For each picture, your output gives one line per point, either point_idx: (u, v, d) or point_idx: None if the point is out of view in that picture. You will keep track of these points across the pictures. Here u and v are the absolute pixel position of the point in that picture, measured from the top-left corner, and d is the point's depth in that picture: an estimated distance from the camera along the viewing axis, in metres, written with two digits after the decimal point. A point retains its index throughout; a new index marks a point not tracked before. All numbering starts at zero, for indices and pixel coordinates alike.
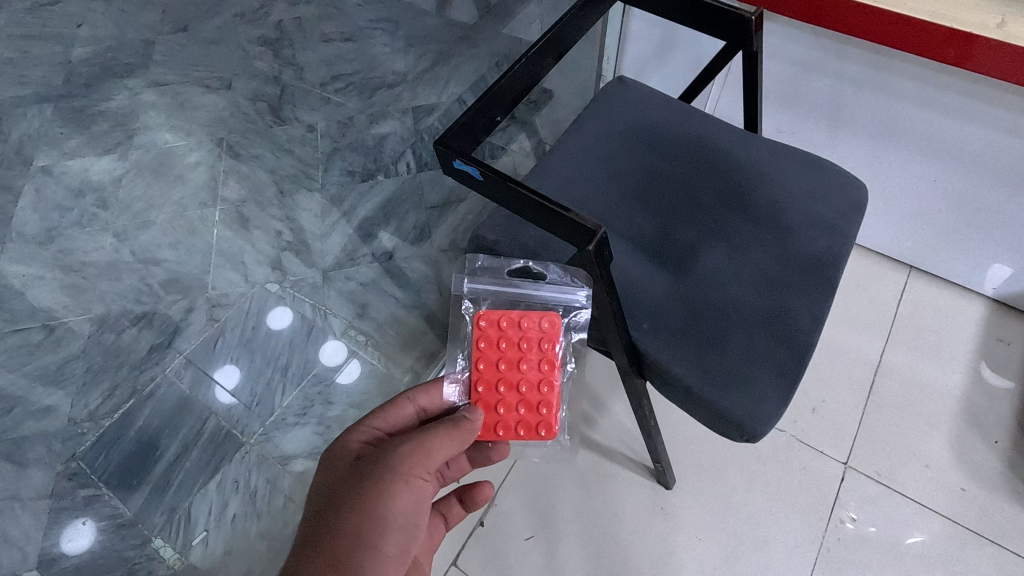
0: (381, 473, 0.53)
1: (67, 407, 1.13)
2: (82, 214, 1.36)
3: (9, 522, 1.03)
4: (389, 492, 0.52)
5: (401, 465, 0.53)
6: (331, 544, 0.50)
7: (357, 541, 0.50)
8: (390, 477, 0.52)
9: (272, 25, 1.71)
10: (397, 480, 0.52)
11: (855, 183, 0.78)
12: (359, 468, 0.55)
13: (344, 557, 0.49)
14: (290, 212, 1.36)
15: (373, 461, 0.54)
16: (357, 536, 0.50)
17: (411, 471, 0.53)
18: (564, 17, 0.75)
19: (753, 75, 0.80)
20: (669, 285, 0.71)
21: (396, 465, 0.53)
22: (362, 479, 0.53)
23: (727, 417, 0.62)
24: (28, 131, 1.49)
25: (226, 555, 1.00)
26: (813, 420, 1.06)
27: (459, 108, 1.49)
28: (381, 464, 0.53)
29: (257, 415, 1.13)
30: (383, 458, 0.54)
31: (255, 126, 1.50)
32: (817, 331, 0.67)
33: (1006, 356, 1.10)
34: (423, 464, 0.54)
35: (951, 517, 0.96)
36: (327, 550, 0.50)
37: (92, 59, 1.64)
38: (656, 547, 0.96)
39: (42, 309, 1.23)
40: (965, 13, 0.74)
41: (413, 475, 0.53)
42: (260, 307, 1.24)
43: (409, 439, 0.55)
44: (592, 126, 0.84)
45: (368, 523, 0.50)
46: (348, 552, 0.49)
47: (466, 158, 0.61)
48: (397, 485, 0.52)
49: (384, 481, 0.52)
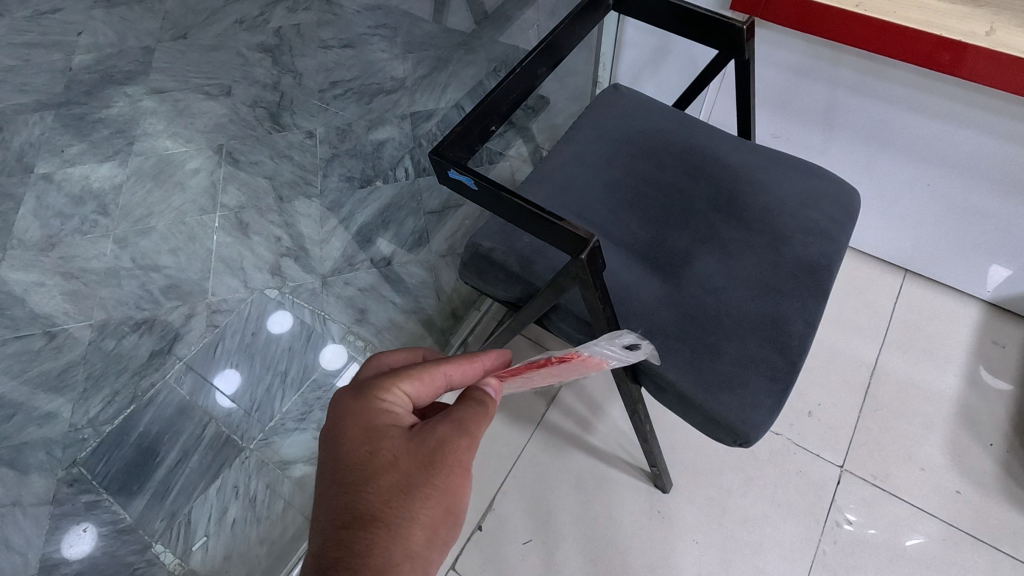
0: (453, 464, 0.49)
1: (68, 413, 1.13)
2: (82, 221, 1.37)
3: (10, 528, 1.03)
4: (459, 485, 0.49)
5: (470, 458, 0.50)
6: (404, 537, 0.45)
7: (430, 535, 0.47)
8: (462, 471, 0.49)
9: (272, 32, 1.72)
10: (466, 473, 0.49)
11: (847, 189, 0.79)
12: (422, 450, 0.49)
13: (420, 552, 0.46)
14: (290, 218, 1.37)
15: (439, 445, 0.49)
16: (430, 530, 0.47)
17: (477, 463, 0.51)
18: (558, 26, 0.75)
19: (745, 84, 0.81)
20: (663, 290, 0.72)
21: (467, 457, 0.50)
22: (432, 466, 0.48)
23: (720, 422, 0.62)
24: (29, 138, 1.51)
25: (227, 560, 1.00)
26: (809, 424, 1.07)
27: (458, 113, 1.50)
28: (452, 454, 0.49)
29: (256, 420, 1.13)
30: (452, 445, 0.49)
31: (254, 132, 1.51)
32: (809, 337, 0.68)
33: (1001, 359, 1.10)
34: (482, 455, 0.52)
35: (947, 520, 0.97)
36: (399, 541, 0.45)
37: (93, 66, 1.66)
38: (653, 551, 0.97)
39: (43, 316, 1.24)
40: (954, 22, 0.75)
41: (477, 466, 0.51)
42: (260, 313, 1.25)
43: (474, 426, 0.51)
44: (586, 134, 0.85)
45: (440, 516, 0.48)
46: (422, 546, 0.46)
47: (461, 168, 0.62)
48: (466, 478, 0.50)
49: (456, 475, 0.49)
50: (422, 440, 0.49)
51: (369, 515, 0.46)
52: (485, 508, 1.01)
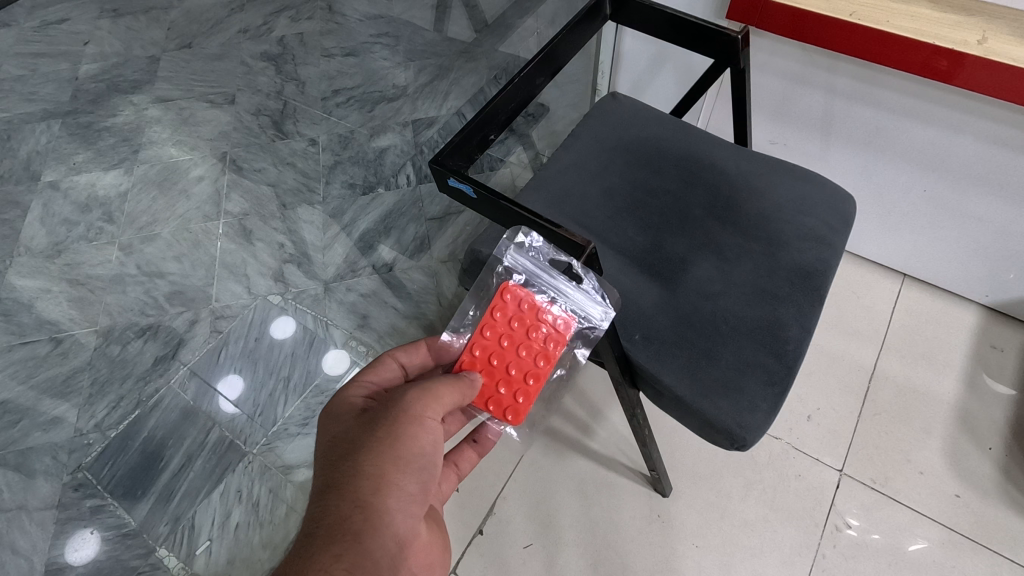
0: (396, 415, 0.53)
1: (73, 418, 1.15)
2: (88, 229, 1.38)
3: (16, 533, 1.04)
4: (406, 433, 0.53)
5: (413, 407, 0.54)
6: (353, 490, 0.49)
7: (380, 485, 0.50)
8: (405, 420, 0.53)
9: (275, 41, 1.74)
10: (412, 422, 0.53)
11: (843, 195, 0.80)
12: (369, 416, 0.55)
13: (373, 501, 0.49)
14: (293, 225, 1.38)
15: (384, 407, 0.55)
16: (380, 479, 0.50)
17: (426, 412, 0.55)
18: (557, 36, 0.77)
19: (741, 92, 0.82)
20: (660, 295, 0.72)
21: (410, 407, 0.54)
22: (376, 426, 0.53)
23: (716, 426, 0.63)
24: (36, 147, 1.52)
25: (230, 564, 1.00)
26: (809, 428, 1.07)
27: (459, 121, 1.52)
28: (394, 409, 0.54)
29: (259, 425, 1.14)
30: (393, 403, 0.55)
31: (258, 140, 1.53)
32: (805, 342, 0.69)
33: (1000, 363, 1.11)
34: (435, 408, 0.55)
35: (948, 524, 0.97)
36: (350, 493, 0.49)
37: (99, 76, 1.68)
38: (654, 554, 0.98)
39: (50, 322, 1.26)
40: (946, 30, 0.76)
41: (427, 417, 0.55)
42: (263, 318, 1.26)
43: (419, 387, 0.56)
44: (585, 141, 0.87)
45: (391, 463, 0.51)
46: (372, 497, 0.49)
47: (460, 176, 0.63)
48: (414, 426, 0.54)
49: (399, 426, 0.53)
50: (371, 412, 0.55)
51: (325, 485, 0.51)
52: (486, 512, 1.02)
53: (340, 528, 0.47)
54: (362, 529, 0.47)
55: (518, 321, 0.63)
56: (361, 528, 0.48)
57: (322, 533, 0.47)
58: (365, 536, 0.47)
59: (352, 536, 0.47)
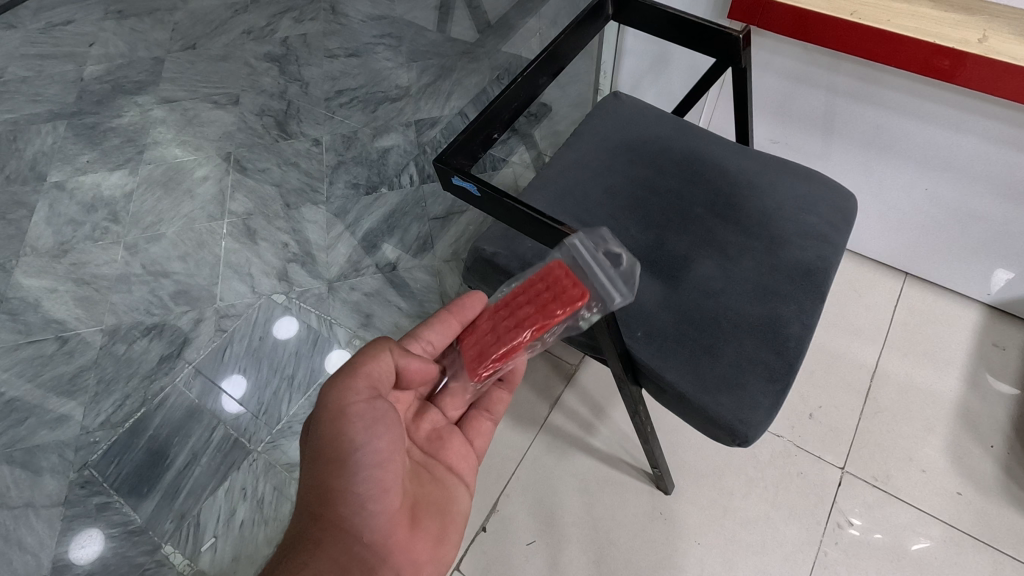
0: (321, 418, 0.54)
1: (79, 416, 1.15)
2: (94, 229, 1.39)
3: (24, 529, 1.05)
4: (331, 433, 0.53)
5: (332, 404, 0.53)
6: (308, 503, 0.55)
7: (324, 495, 0.54)
8: (329, 419, 0.53)
9: (278, 42, 1.75)
10: (337, 418, 0.53)
11: (844, 192, 0.81)
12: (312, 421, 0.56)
13: (323, 512, 0.54)
14: (297, 224, 1.39)
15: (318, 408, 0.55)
16: (324, 490, 0.54)
17: (348, 399, 0.53)
18: (559, 36, 0.77)
19: (743, 91, 0.83)
20: (662, 293, 0.73)
21: (331, 404, 0.53)
22: (315, 431, 0.55)
23: (718, 422, 0.64)
24: (42, 148, 1.54)
25: (235, 561, 1.01)
26: (810, 426, 1.08)
27: (461, 121, 1.53)
28: (320, 411, 0.54)
29: (264, 423, 1.15)
30: (321, 398, 0.54)
31: (262, 140, 1.54)
32: (806, 339, 0.69)
33: (1002, 361, 1.11)
34: (359, 391, 0.54)
35: (949, 522, 0.97)
36: (306, 506, 0.56)
37: (104, 77, 1.69)
38: (656, 551, 0.98)
39: (56, 321, 1.27)
40: (946, 29, 0.76)
41: (352, 404, 0.53)
42: (267, 317, 1.27)
43: (338, 376, 0.54)
44: (587, 140, 0.87)
45: (327, 471, 0.53)
46: (321, 507, 0.54)
47: (464, 175, 0.64)
48: (338, 423, 0.53)
49: (326, 429, 0.53)
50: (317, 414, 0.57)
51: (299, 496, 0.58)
52: (488, 510, 1.03)
53: (305, 539, 0.55)
54: (320, 537, 0.54)
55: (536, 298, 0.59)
56: (318, 537, 0.54)
57: (294, 543, 0.55)
58: (323, 544, 0.54)
59: (313, 545, 0.54)
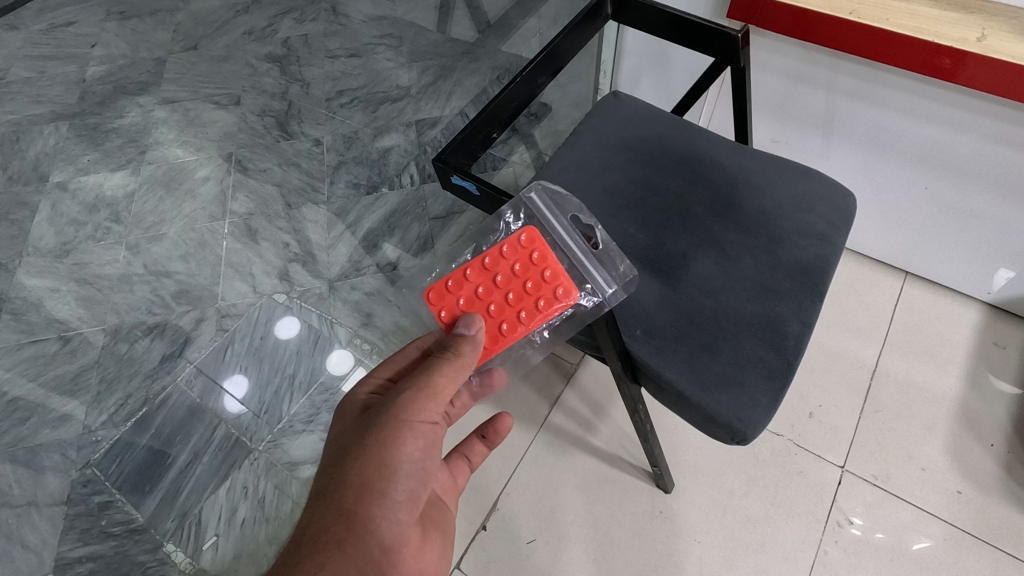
0: (387, 420, 0.53)
1: (81, 415, 1.16)
2: (96, 229, 1.40)
3: (26, 528, 1.05)
4: (394, 438, 0.52)
5: (406, 411, 0.53)
6: (336, 497, 0.50)
7: (361, 493, 0.50)
8: (397, 425, 0.52)
9: (280, 42, 1.76)
10: (402, 427, 0.52)
11: (844, 192, 0.81)
12: (363, 421, 0.54)
13: (355, 509, 0.49)
14: (298, 224, 1.39)
15: (381, 410, 0.54)
16: (362, 487, 0.50)
17: (420, 414, 0.53)
18: (558, 36, 0.78)
19: (742, 91, 0.83)
20: (661, 292, 0.73)
21: (404, 412, 0.53)
22: (369, 429, 0.53)
23: (716, 420, 0.64)
24: (45, 148, 1.54)
25: (236, 559, 1.01)
26: (810, 424, 1.08)
27: (461, 121, 1.53)
28: (387, 412, 0.53)
29: (265, 422, 1.16)
30: (388, 405, 0.54)
31: (263, 140, 1.54)
32: (805, 337, 0.69)
33: (1002, 359, 1.11)
34: (432, 406, 0.54)
35: (950, 521, 0.97)
36: (334, 500, 0.50)
37: (106, 77, 1.70)
38: (656, 549, 0.98)
39: (58, 320, 1.27)
40: (945, 28, 0.76)
41: (423, 420, 0.53)
42: (269, 316, 1.27)
43: (418, 384, 0.54)
44: (587, 139, 0.88)
45: (372, 470, 0.51)
46: (355, 505, 0.50)
47: (465, 175, 0.69)
48: (403, 430, 0.52)
49: (388, 431, 0.52)
50: (368, 414, 0.55)
51: (317, 490, 0.52)
52: (489, 509, 1.03)
53: (322, 536, 0.48)
54: (344, 538, 0.48)
55: (523, 267, 0.64)
56: (343, 536, 0.48)
57: (308, 540, 0.49)
58: (346, 546, 0.48)
59: (336, 545, 0.48)
